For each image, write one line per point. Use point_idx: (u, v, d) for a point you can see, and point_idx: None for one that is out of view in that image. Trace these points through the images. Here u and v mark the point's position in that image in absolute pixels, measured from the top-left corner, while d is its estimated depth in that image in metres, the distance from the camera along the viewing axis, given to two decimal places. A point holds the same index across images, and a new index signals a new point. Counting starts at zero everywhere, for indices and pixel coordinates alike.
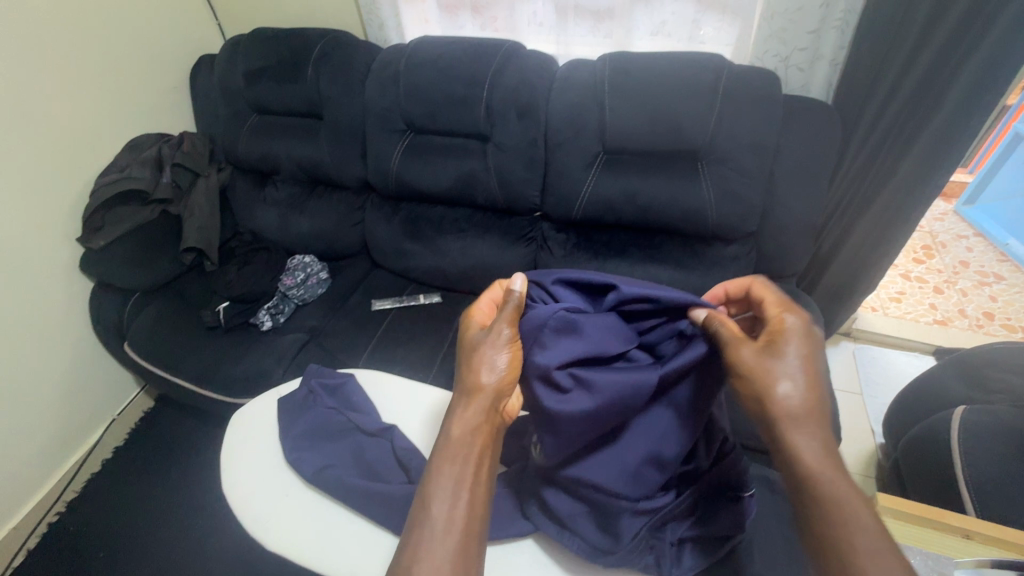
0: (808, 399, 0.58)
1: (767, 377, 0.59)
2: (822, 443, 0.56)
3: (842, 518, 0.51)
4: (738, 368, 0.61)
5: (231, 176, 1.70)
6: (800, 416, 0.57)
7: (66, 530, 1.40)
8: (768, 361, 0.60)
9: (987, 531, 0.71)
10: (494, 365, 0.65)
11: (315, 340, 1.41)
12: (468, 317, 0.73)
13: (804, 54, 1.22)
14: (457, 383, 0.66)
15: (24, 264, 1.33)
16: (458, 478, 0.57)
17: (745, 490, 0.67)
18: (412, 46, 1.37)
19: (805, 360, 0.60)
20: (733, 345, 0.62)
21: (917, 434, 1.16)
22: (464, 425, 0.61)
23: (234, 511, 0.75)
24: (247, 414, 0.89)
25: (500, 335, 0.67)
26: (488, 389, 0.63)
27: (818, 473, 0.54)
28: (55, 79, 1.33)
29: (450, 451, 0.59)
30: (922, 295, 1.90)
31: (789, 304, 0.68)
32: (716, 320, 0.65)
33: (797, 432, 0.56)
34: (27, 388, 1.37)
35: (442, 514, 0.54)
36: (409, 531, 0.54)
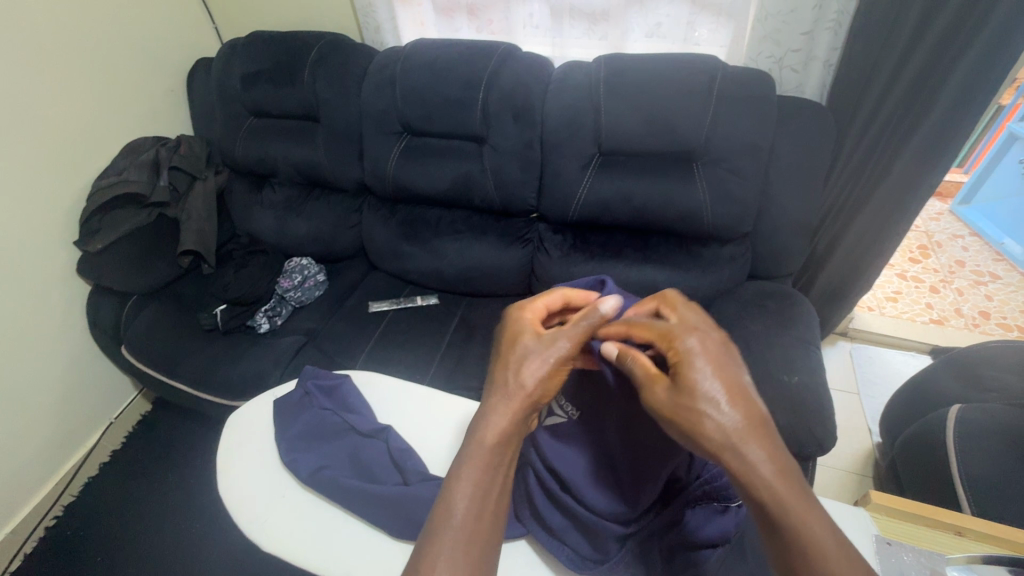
0: (743, 420, 0.51)
1: (687, 412, 0.53)
2: (773, 463, 0.50)
3: (817, 553, 0.46)
4: (655, 409, 0.56)
5: (227, 179, 1.70)
6: (740, 444, 0.50)
7: (63, 534, 1.40)
8: (684, 399, 0.54)
9: (981, 528, 0.71)
10: (540, 376, 0.61)
11: (312, 343, 1.41)
12: (522, 313, 0.69)
13: (798, 55, 1.23)
14: (494, 384, 0.62)
15: (22, 268, 1.33)
16: (486, 485, 0.55)
17: (732, 501, 0.65)
18: (408, 49, 1.38)
19: (720, 370, 0.55)
20: (647, 386, 0.58)
21: (913, 432, 1.16)
22: (498, 434, 0.57)
23: (230, 513, 0.76)
24: (243, 415, 0.89)
25: (553, 347, 0.63)
26: (528, 399, 0.60)
27: (776, 500, 0.48)
28: (52, 82, 1.34)
29: (480, 458, 0.56)
30: (918, 295, 1.90)
31: (681, 319, 0.61)
32: (629, 357, 0.62)
33: (741, 462, 0.50)
34: (25, 392, 1.37)
35: (466, 522, 0.53)
36: (430, 535, 0.52)
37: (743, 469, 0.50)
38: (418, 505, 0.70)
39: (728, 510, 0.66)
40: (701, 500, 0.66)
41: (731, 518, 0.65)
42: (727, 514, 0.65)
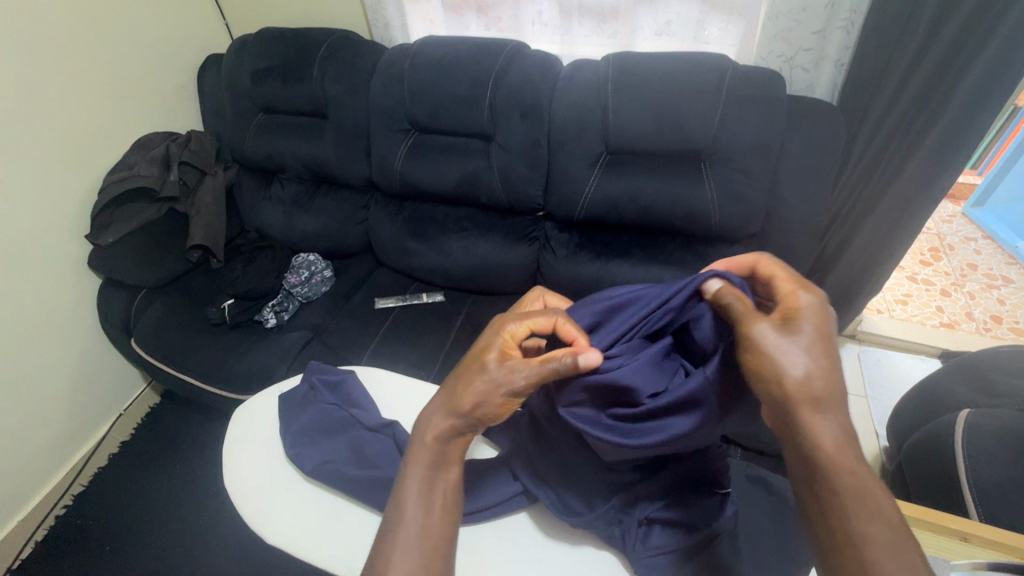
0: (823, 382, 0.54)
1: (787, 359, 0.54)
2: (840, 427, 0.53)
3: (863, 512, 0.50)
4: (749, 346, 0.56)
5: (237, 175, 1.71)
6: (824, 401, 0.53)
7: (72, 524, 1.43)
8: (784, 343, 0.55)
9: (984, 534, 0.71)
10: (485, 396, 0.62)
11: (319, 338, 1.42)
12: (498, 331, 0.67)
13: (809, 55, 1.21)
14: (446, 388, 0.65)
15: (36, 261, 1.36)
16: (430, 485, 0.60)
17: (721, 488, 0.67)
18: (417, 46, 1.38)
19: (818, 333, 0.56)
20: (745, 320, 0.57)
21: (922, 438, 1.16)
22: (437, 435, 0.62)
23: (236, 505, 0.76)
24: (250, 410, 0.90)
25: (508, 376, 0.62)
26: (467, 410, 0.62)
27: (839, 458, 0.52)
28: (65, 77, 1.35)
29: (421, 460, 0.62)
30: (929, 298, 1.88)
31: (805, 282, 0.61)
32: (727, 293, 0.60)
33: (817, 418, 0.53)
34: (38, 383, 1.40)
35: (414, 522, 0.57)
36: (381, 537, 0.57)
37: (810, 421, 0.53)
38: None
39: (716, 499, 0.67)
40: (693, 481, 0.67)
41: (720, 504, 0.66)
42: (717, 502, 0.66)
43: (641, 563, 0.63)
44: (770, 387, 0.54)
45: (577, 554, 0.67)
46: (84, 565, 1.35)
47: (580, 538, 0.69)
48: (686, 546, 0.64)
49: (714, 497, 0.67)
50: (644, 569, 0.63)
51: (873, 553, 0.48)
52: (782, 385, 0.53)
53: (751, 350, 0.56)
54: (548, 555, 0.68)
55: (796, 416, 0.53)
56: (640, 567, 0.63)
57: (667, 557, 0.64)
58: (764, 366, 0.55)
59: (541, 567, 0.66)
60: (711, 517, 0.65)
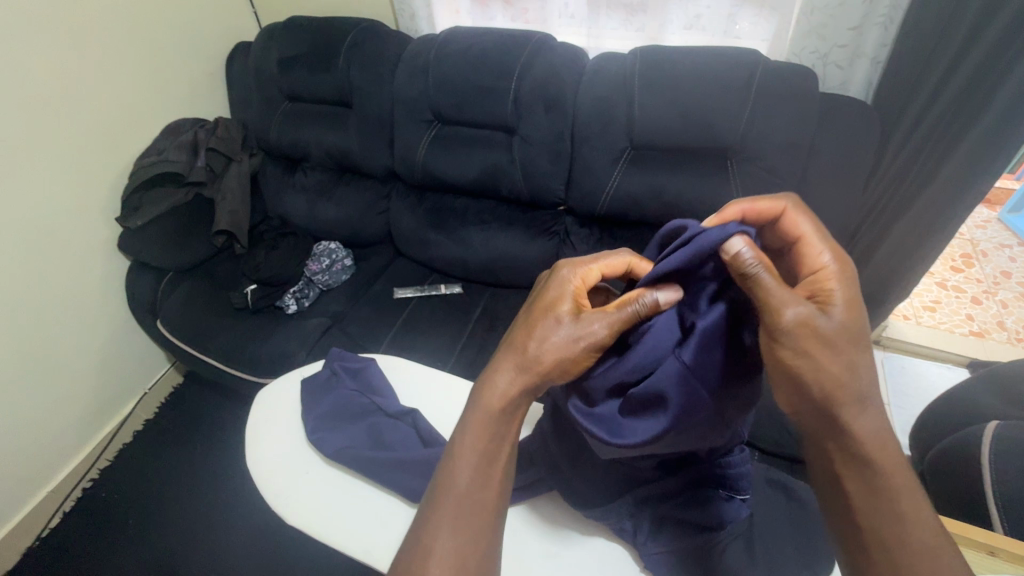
0: (858, 373, 0.52)
1: (825, 351, 0.51)
2: (875, 424, 0.52)
3: (900, 514, 0.51)
4: (781, 335, 0.50)
5: (262, 162, 1.74)
6: (862, 398, 0.52)
7: (98, 497, 1.48)
8: (817, 334, 0.51)
9: (1009, 547, 0.69)
10: (560, 355, 0.58)
11: (338, 325, 1.44)
12: (572, 274, 0.64)
13: (844, 51, 1.18)
14: (512, 341, 0.61)
15: (68, 241, 1.40)
16: (490, 451, 0.58)
17: (735, 492, 0.66)
18: (442, 37, 1.38)
19: (851, 318, 0.52)
20: (774, 305, 0.50)
21: (947, 449, 1.13)
22: (502, 398, 0.59)
23: (258, 484, 0.78)
24: (271, 393, 0.91)
25: (584, 329, 0.58)
26: (541, 370, 0.59)
27: (877, 457, 0.52)
28: (99, 62, 1.38)
29: (482, 422, 0.59)
30: (958, 305, 1.83)
31: (831, 250, 0.55)
32: (755, 261, 0.51)
33: (858, 415, 0.52)
34: (69, 360, 1.45)
35: (468, 489, 0.56)
36: (432, 500, 0.57)
37: (847, 420, 0.52)
38: None
39: (727, 502, 0.66)
40: (704, 483, 0.66)
41: (732, 507, 0.65)
42: (727, 505, 0.65)
43: (649, 558, 0.63)
44: (806, 381, 0.51)
45: (588, 549, 0.67)
46: (108, 537, 1.39)
47: (592, 529, 0.69)
48: (695, 544, 0.63)
49: (725, 499, 0.66)
50: (651, 565, 0.63)
51: (906, 554, 0.50)
52: (818, 384, 0.51)
53: (779, 343, 0.51)
54: (563, 549, 0.67)
55: (834, 414, 0.52)
56: (649, 561, 0.63)
57: (677, 554, 0.63)
58: (801, 357, 0.51)
59: (555, 561, 0.66)
60: (724, 519, 0.64)
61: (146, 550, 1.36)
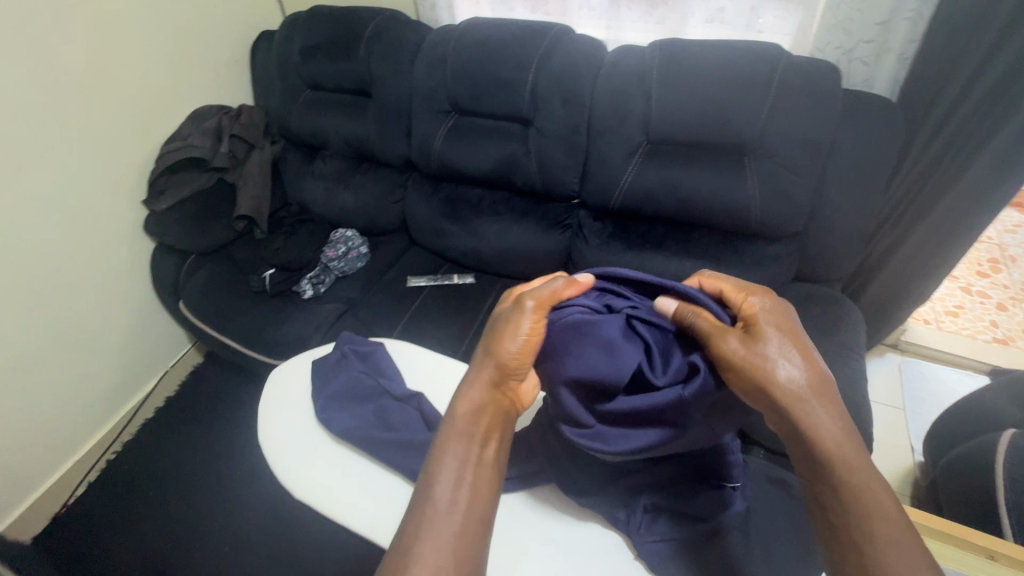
0: (802, 380, 0.57)
1: (768, 365, 0.57)
2: (833, 425, 0.56)
3: (867, 511, 0.52)
4: (726, 358, 0.57)
5: (283, 149, 1.77)
6: (812, 404, 0.56)
7: (121, 468, 1.54)
8: (758, 353, 0.57)
9: (1014, 553, 0.68)
10: (511, 350, 0.65)
11: (352, 312, 1.47)
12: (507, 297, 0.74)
13: (870, 47, 1.16)
14: (475, 359, 0.69)
15: (97, 223, 1.45)
16: (465, 454, 0.62)
17: (730, 481, 0.66)
18: (461, 28, 1.38)
19: (779, 331, 0.60)
20: (712, 339, 0.59)
21: (962, 457, 1.11)
22: (469, 403, 0.65)
23: (267, 459, 0.81)
24: (283, 372, 0.94)
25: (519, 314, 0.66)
26: (498, 369, 0.66)
27: (839, 458, 0.55)
28: (130, 48, 1.43)
29: (455, 429, 0.64)
30: (983, 311, 1.78)
31: (747, 285, 0.66)
32: (691, 313, 0.63)
33: (811, 418, 0.56)
34: (96, 336, 1.50)
35: (447, 492, 0.59)
36: (416, 506, 0.59)
37: (808, 427, 0.56)
38: None
39: (724, 491, 0.65)
40: (700, 474, 0.67)
41: (729, 497, 0.65)
42: (724, 494, 0.65)
43: (642, 546, 0.64)
44: (760, 393, 0.56)
45: (585, 536, 0.68)
46: (130, 507, 1.45)
47: (588, 517, 0.70)
48: (690, 534, 0.64)
49: (722, 489, 0.66)
50: (645, 554, 0.64)
51: (877, 550, 0.51)
52: (769, 396, 0.56)
53: (731, 368, 0.57)
54: (560, 536, 0.68)
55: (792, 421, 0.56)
56: (643, 550, 0.64)
57: (671, 543, 0.64)
58: (751, 373, 0.56)
59: (553, 547, 0.67)
60: (720, 509, 0.64)
61: (166, 521, 1.41)
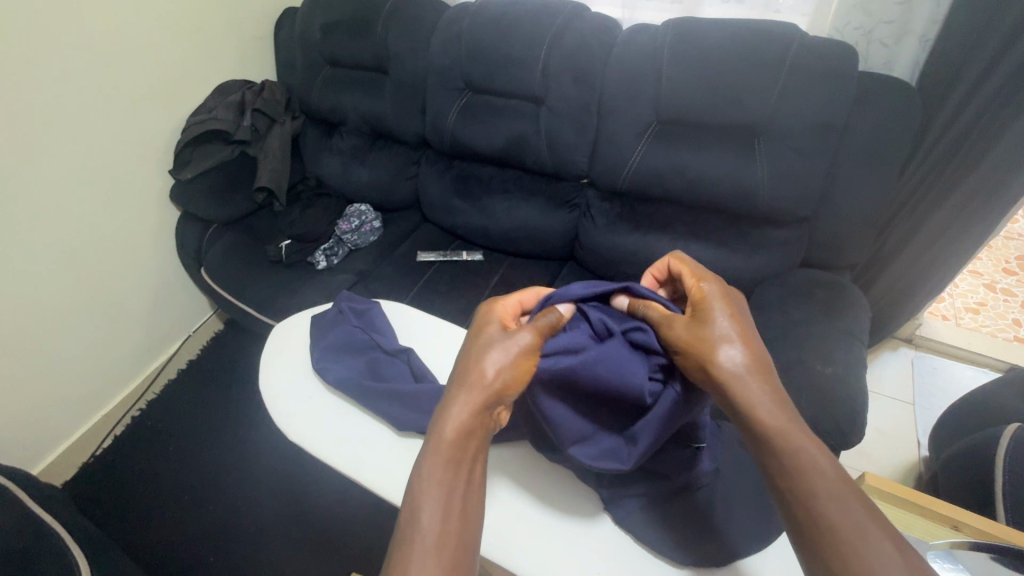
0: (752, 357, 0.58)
1: (706, 343, 0.59)
2: (774, 399, 0.56)
3: (810, 479, 0.51)
4: (671, 343, 0.62)
5: (302, 124, 1.82)
6: (749, 377, 0.57)
7: (144, 424, 1.63)
8: (698, 333, 0.60)
9: (979, 524, 0.74)
10: (504, 368, 0.60)
11: (362, 283, 1.51)
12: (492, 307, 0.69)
13: (889, 28, 1.13)
14: (457, 375, 0.61)
15: (126, 189, 1.52)
16: (452, 484, 0.55)
17: (696, 442, 0.66)
18: (477, 5, 1.40)
19: (731, 313, 0.62)
20: (664, 325, 0.64)
21: (963, 449, 1.09)
22: (458, 426, 0.57)
23: (266, 403, 0.85)
24: (285, 327, 0.99)
25: (517, 338, 0.62)
26: (490, 388, 0.59)
27: (777, 431, 0.54)
28: (159, 22, 1.48)
29: (446, 456, 0.56)
30: (1005, 309, 1.73)
31: (704, 270, 0.70)
32: (641, 305, 0.69)
33: (748, 391, 0.56)
34: (124, 298, 1.59)
35: (434, 527, 0.52)
36: (402, 542, 0.52)
37: (749, 400, 0.55)
38: (433, 417, 0.77)
39: (689, 451, 0.67)
40: (668, 433, 0.68)
41: (696, 457, 0.67)
42: (689, 454, 0.67)
43: (611, 504, 0.67)
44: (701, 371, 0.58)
45: (556, 491, 0.72)
46: (151, 460, 1.54)
47: (558, 470, 0.74)
48: (656, 491, 0.67)
49: (687, 448, 0.67)
50: (613, 510, 0.67)
51: (825, 518, 0.49)
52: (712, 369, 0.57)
53: (680, 351, 0.61)
54: (535, 491, 0.71)
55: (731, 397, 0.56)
56: (609, 504, 0.68)
57: (638, 500, 0.67)
58: (691, 354, 0.59)
59: (528, 500, 0.70)
60: (686, 468, 0.66)
61: (184, 474, 1.50)
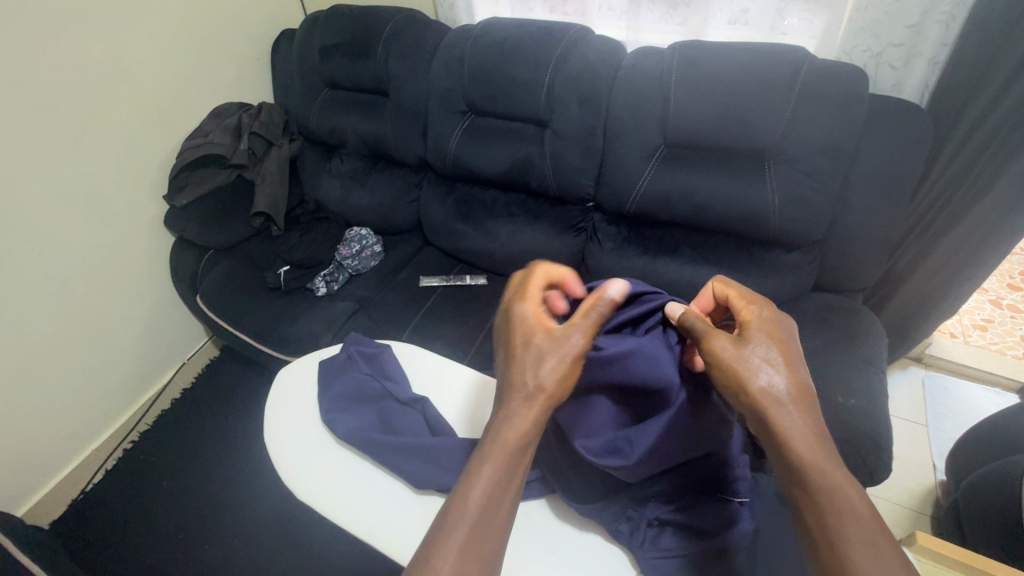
0: (791, 386, 0.57)
1: (754, 363, 0.58)
2: (813, 433, 0.55)
3: (835, 507, 0.52)
4: (709, 360, 0.60)
5: (301, 147, 1.79)
6: (787, 404, 0.56)
7: (137, 458, 1.57)
8: (743, 357, 0.59)
9: None
10: (556, 372, 0.61)
11: (364, 310, 1.47)
12: (527, 303, 0.67)
13: (899, 51, 1.11)
14: (516, 374, 0.61)
15: (119, 216, 1.48)
16: (502, 484, 0.56)
17: (737, 495, 0.67)
18: (479, 28, 1.38)
19: (776, 340, 0.61)
20: (705, 338, 0.61)
21: (986, 479, 1.06)
22: (514, 430, 0.58)
23: (273, 457, 0.82)
24: (292, 371, 0.95)
25: (570, 344, 0.62)
26: (546, 393, 0.60)
27: (807, 457, 0.54)
28: (153, 46, 1.45)
29: (498, 454, 0.57)
30: (1012, 326, 1.72)
31: (752, 294, 0.67)
32: (689, 315, 0.64)
33: (785, 416, 0.56)
34: (115, 327, 1.54)
35: (478, 520, 0.54)
36: (443, 525, 0.54)
37: (787, 432, 0.55)
38: (451, 474, 0.73)
39: (729, 505, 0.67)
40: (706, 487, 0.68)
41: (734, 510, 0.66)
42: (730, 508, 0.66)
43: (647, 562, 0.64)
44: (738, 392, 0.58)
45: (584, 546, 0.68)
46: (144, 496, 1.48)
47: (589, 527, 0.70)
48: (696, 551, 0.64)
49: (727, 503, 0.67)
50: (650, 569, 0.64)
51: (847, 550, 0.50)
52: (754, 395, 0.57)
53: (717, 366, 0.59)
54: (562, 549, 0.68)
55: (769, 421, 0.56)
56: (645, 563, 0.64)
57: (675, 561, 0.64)
58: (733, 375, 0.58)
59: (553, 558, 0.67)
60: (726, 524, 0.65)
61: (177, 511, 1.44)
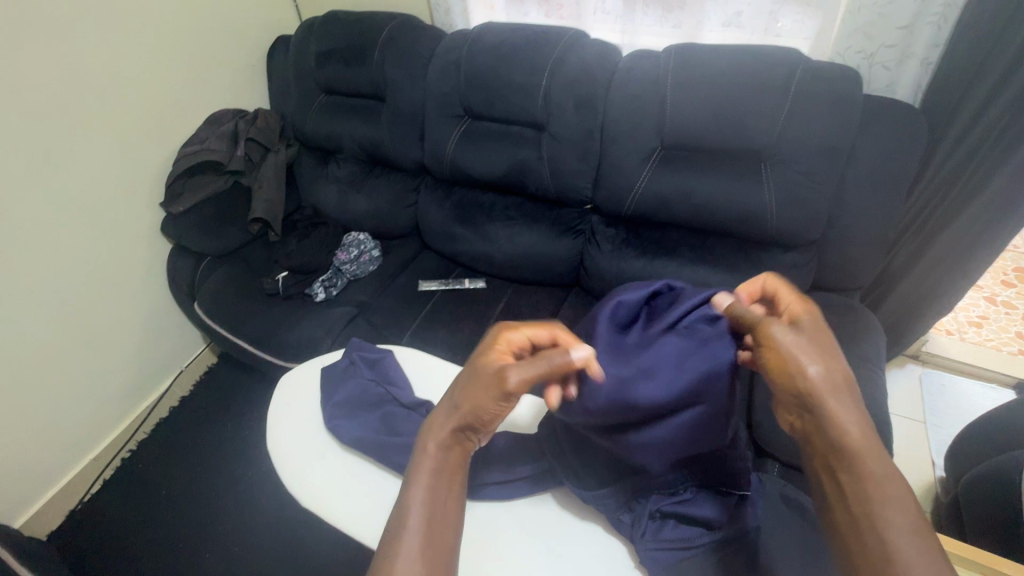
0: (837, 371, 0.58)
1: (804, 351, 0.59)
2: (860, 424, 0.57)
3: (882, 496, 0.53)
4: (770, 344, 0.61)
5: (297, 153, 1.79)
6: (834, 393, 0.57)
7: (136, 467, 1.56)
8: (800, 345, 0.60)
9: None
10: (486, 394, 0.62)
11: (363, 315, 1.47)
12: (494, 336, 0.67)
13: (893, 51, 1.12)
14: (445, 396, 0.65)
15: (115, 224, 1.48)
16: (434, 496, 0.59)
17: (742, 490, 0.66)
18: (476, 32, 1.38)
19: (823, 331, 0.62)
20: (762, 321, 0.63)
21: (985, 474, 1.07)
22: (439, 447, 0.62)
23: (276, 465, 0.81)
24: (293, 378, 0.95)
25: (506, 369, 0.61)
26: (469, 410, 0.62)
27: (856, 445, 0.55)
28: (149, 53, 1.45)
29: (427, 470, 0.60)
30: (1007, 322, 1.73)
31: (805, 296, 0.68)
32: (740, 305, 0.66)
33: (837, 405, 0.57)
34: (112, 336, 1.53)
35: (417, 535, 0.56)
36: (386, 550, 0.55)
37: (836, 419, 0.56)
38: None
39: (733, 500, 0.67)
40: (709, 481, 0.67)
41: (735, 504, 0.67)
42: (732, 502, 0.67)
43: (647, 553, 0.65)
44: (792, 378, 0.59)
45: (587, 546, 0.69)
46: (143, 505, 1.47)
47: (594, 520, 0.72)
48: (695, 543, 0.65)
49: (731, 497, 0.67)
50: (649, 560, 0.65)
51: (893, 534, 0.51)
52: (802, 380, 0.58)
53: (771, 348, 0.61)
54: (567, 552, 0.68)
55: (820, 407, 0.57)
56: (646, 555, 0.65)
57: (673, 554, 0.65)
58: (786, 362, 0.59)
59: (557, 561, 0.68)
60: (728, 518, 0.66)
61: (176, 520, 1.43)
